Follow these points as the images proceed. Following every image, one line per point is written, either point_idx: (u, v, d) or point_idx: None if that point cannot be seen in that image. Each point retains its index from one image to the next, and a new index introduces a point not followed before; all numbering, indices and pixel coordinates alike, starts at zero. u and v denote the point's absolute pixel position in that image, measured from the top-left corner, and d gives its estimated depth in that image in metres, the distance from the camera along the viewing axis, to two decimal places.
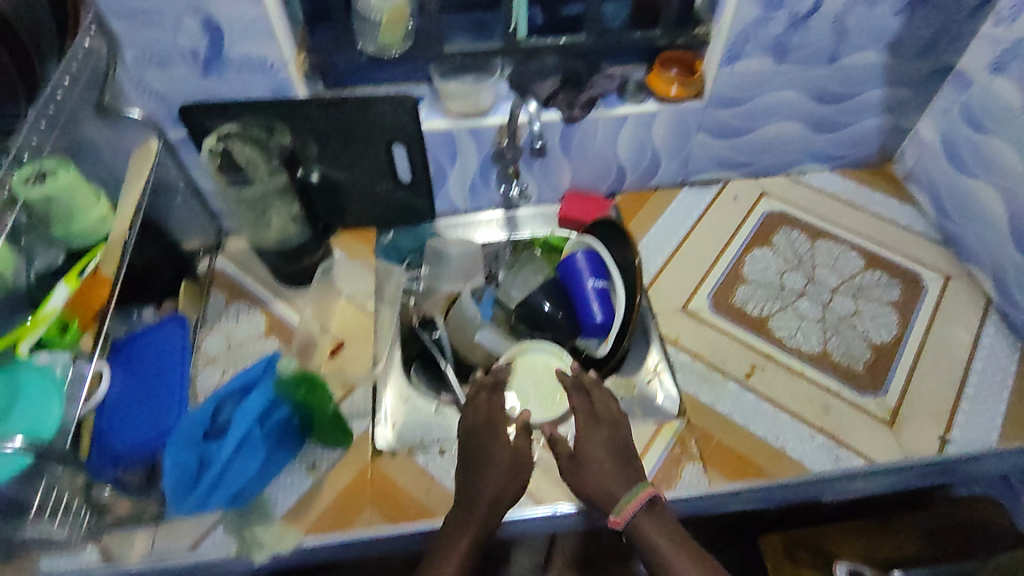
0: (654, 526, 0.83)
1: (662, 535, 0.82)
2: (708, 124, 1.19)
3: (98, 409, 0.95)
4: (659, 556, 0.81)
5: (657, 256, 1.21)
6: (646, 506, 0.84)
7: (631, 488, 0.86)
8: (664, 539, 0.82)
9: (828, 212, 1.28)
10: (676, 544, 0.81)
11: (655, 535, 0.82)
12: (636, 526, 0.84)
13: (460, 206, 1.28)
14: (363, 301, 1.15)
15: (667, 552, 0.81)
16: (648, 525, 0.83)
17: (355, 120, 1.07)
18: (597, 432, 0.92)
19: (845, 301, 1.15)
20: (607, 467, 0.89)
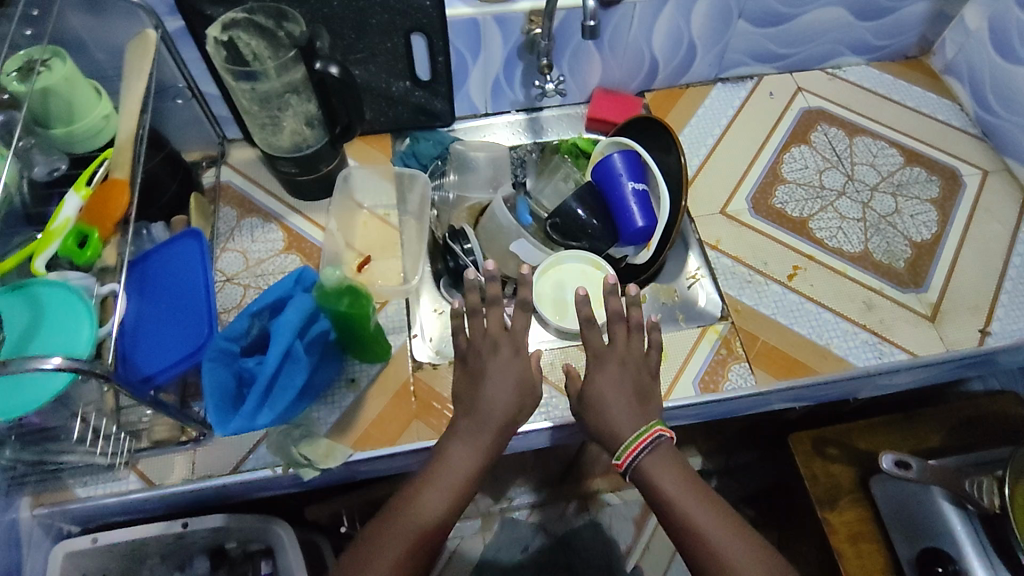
0: (660, 470, 0.80)
1: (668, 477, 0.80)
2: (749, 10, 1.13)
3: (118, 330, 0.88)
4: (664, 500, 0.79)
5: (692, 158, 1.17)
6: (652, 449, 0.81)
7: (636, 428, 0.82)
8: (670, 482, 0.79)
9: (865, 106, 1.23)
10: (682, 487, 0.79)
11: (660, 479, 0.80)
12: (641, 469, 0.81)
13: (480, 108, 1.22)
14: (386, 214, 1.11)
15: (673, 495, 0.78)
16: (653, 468, 0.80)
17: (373, 5, 0.97)
18: (607, 369, 0.87)
19: (886, 199, 1.12)
20: (612, 404, 0.84)
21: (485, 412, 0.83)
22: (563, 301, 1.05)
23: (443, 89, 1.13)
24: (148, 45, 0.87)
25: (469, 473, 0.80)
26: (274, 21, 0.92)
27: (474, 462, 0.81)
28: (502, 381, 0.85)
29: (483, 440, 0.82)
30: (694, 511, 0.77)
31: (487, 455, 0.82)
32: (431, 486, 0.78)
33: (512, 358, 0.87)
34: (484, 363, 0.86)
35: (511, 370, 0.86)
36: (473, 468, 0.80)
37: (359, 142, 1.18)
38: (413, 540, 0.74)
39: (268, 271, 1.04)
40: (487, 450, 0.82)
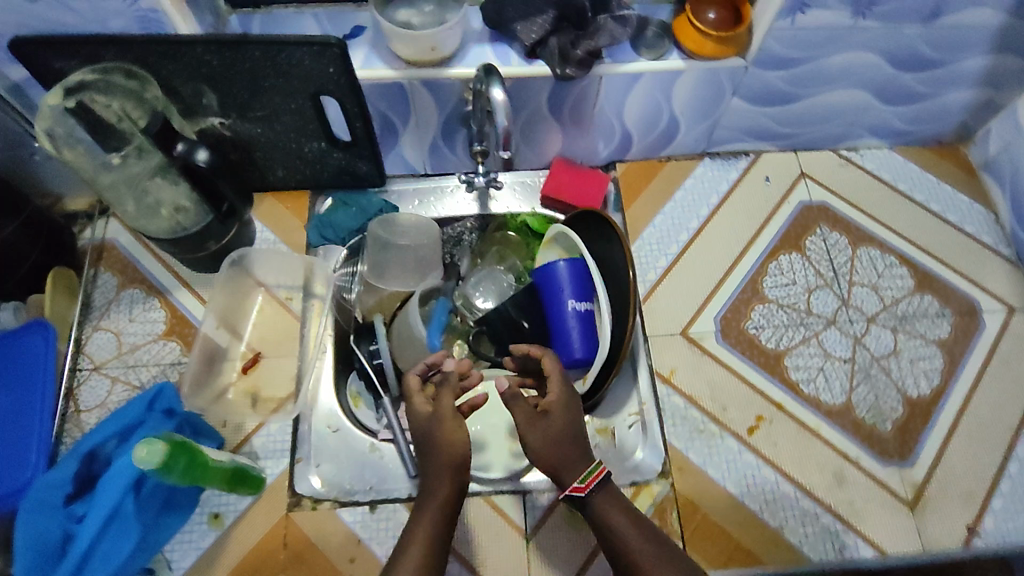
0: (612, 509, 0.71)
1: (621, 516, 0.70)
2: (749, 87, 0.90)
3: None
4: (618, 542, 0.69)
5: (659, 258, 0.99)
6: (603, 486, 0.71)
7: (587, 466, 0.72)
8: (625, 522, 0.70)
9: (879, 204, 1.03)
10: (636, 528, 0.69)
11: (617, 524, 0.70)
12: (595, 508, 0.71)
13: (419, 168, 1.03)
14: (289, 297, 0.95)
15: (629, 538, 0.68)
16: (609, 506, 0.71)
17: (262, 67, 0.77)
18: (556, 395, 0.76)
19: (882, 335, 0.94)
20: (557, 432, 0.74)
21: (432, 469, 0.71)
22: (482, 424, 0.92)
23: (366, 153, 0.94)
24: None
25: (427, 546, 0.66)
26: (138, 81, 0.77)
27: (428, 535, 0.67)
28: (437, 442, 0.72)
29: (428, 511, 0.69)
30: (654, 555, 0.67)
31: (440, 518, 0.69)
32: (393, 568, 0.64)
33: (444, 416, 0.74)
34: (429, 432, 0.73)
35: (456, 432, 0.72)
36: (421, 545, 0.66)
37: (272, 201, 1.01)
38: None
39: (141, 362, 0.90)
40: (436, 514, 0.69)
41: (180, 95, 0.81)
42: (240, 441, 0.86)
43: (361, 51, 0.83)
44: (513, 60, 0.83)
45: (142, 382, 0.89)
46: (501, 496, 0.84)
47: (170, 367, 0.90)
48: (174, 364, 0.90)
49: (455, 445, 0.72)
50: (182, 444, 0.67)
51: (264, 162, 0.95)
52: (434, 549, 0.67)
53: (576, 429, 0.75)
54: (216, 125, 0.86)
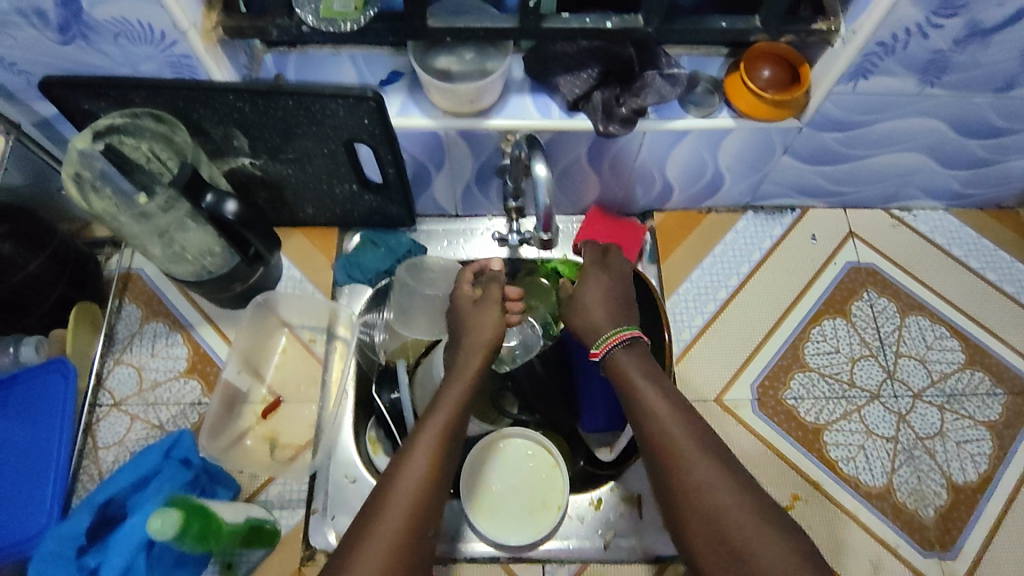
0: (634, 364, 0.69)
1: (631, 360, 0.70)
2: (800, 146, 0.86)
3: None
4: (628, 386, 0.68)
5: (695, 316, 0.94)
6: (619, 347, 0.70)
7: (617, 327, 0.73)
8: (644, 382, 0.67)
9: (930, 270, 0.98)
10: (654, 382, 0.67)
11: (632, 375, 0.68)
12: (613, 364, 0.70)
13: (449, 209, 1.00)
14: (312, 339, 0.93)
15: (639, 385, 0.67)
16: (628, 365, 0.69)
17: (297, 117, 0.75)
18: (592, 275, 0.78)
19: (929, 413, 0.89)
20: (599, 301, 0.75)
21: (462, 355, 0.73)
22: (513, 486, 0.85)
23: (398, 196, 0.91)
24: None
25: (434, 454, 0.64)
26: (168, 125, 0.75)
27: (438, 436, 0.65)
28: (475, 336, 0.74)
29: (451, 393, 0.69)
30: (663, 407, 0.65)
31: (448, 426, 0.66)
32: (394, 482, 0.61)
33: (489, 305, 0.76)
34: (467, 321, 0.76)
35: (494, 319, 0.74)
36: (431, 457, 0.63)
37: (301, 237, 0.99)
38: (401, 517, 0.59)
39: (161, 400, 0.89)
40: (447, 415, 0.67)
41: (211, 136, 0.78)
42: (257, 488, 0.85)
43: (398, 99, 0.80)
44: (554, 113, 0.80)
45: (162, 421, 0.88)
46: (518, 564, 0.83)
47: (189, 407, 0.89)
48: (193, 404, 0.89)
49: (489, 330, 0.74)
50: (192, 507, 0.66)
51: (292, 201, 0.93)
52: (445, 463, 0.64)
53: (620, 296, 0.77)
54: (246, 165, 0.84)
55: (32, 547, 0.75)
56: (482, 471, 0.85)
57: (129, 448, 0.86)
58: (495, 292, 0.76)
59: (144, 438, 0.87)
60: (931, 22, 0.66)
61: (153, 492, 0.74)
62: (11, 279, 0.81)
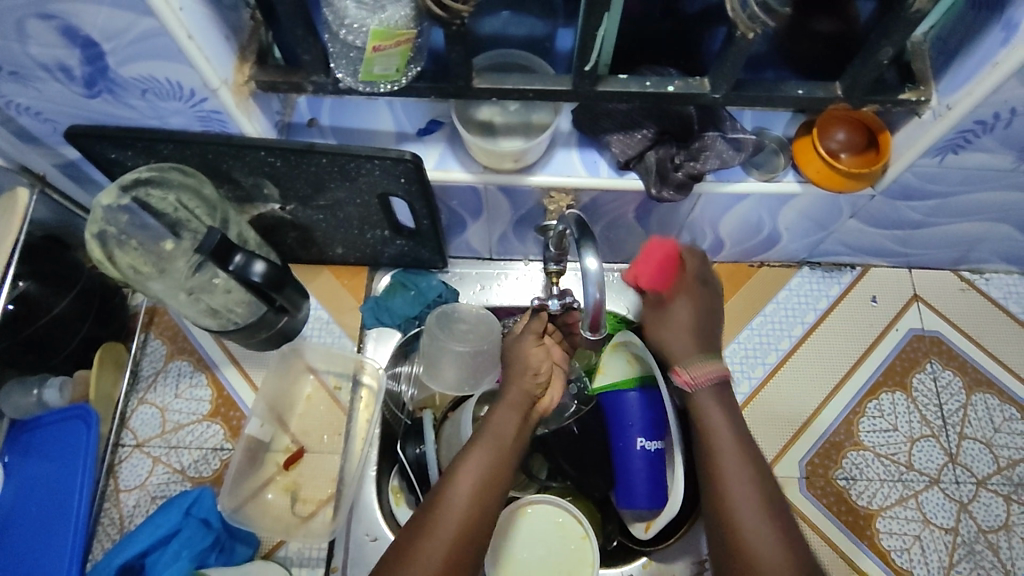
0: (711, 403, 0.66)
1: (719, 416, 0.65)
2: (871, 211, 0.79)
3: None
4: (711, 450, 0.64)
5: (742, 382, 0.88)
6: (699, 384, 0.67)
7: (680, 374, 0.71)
8: (720, 426, 0.65)
9: (1001, 342, 0.90)
10: (728, 427, 0.65)
11: (708, 414, 0.66)
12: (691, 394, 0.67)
13: (484, 253, 0.95)
14: (337, 386, 0.90)
15: (725, 452, 0.63)
16: (707, 404, 0.66)
17: (331, 172, 0.70)
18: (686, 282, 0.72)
19: (993, 503, 0.82)
20: (683, 328, 0.69)
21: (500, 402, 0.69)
22: (539, 557, 0.79)
23: (432, 243, 0.87)
24: (15, 207, 0.69)
25: (468, 509, 0.61)
26: (195, 178, 0.71)
27: (472, 491, 0.62)
28: (517, 370, 0.70)
29: (485, 445, 0.65)
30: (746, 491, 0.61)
31: (482, 482, 0.63)
32: (435, 508, 0.61)
33: (525, 334, 0.72)
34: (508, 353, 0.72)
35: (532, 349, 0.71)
36: (470, 493, 0.62)
37: (329, 276, 0.95)
38: (441, 548, 0.59)
39: (184, 444, 0.87)
40: (481, 465, 0.64)
41: (240, 184, 0.74)
42: (274, 546, 0.82)
43: (436, 150, 0.75)
44: (602, 171, 0.74)
45: (184, 466, 0.86)
46: None
47: (212, 453, 0.86)
48: (216, 450, 0.86)
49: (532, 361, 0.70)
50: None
51: (321, 242, 0.89)
52: (486, 503, 0.62)
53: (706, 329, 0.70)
54: (275, 210, 0.80)
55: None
56: (506, 538, 0.80)
57: (150, 493, 0.84)
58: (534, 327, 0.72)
59: (167, 482, 0.85)
60: None
61: (169, 556, 0.75)
62: (37, 322, 0.78)
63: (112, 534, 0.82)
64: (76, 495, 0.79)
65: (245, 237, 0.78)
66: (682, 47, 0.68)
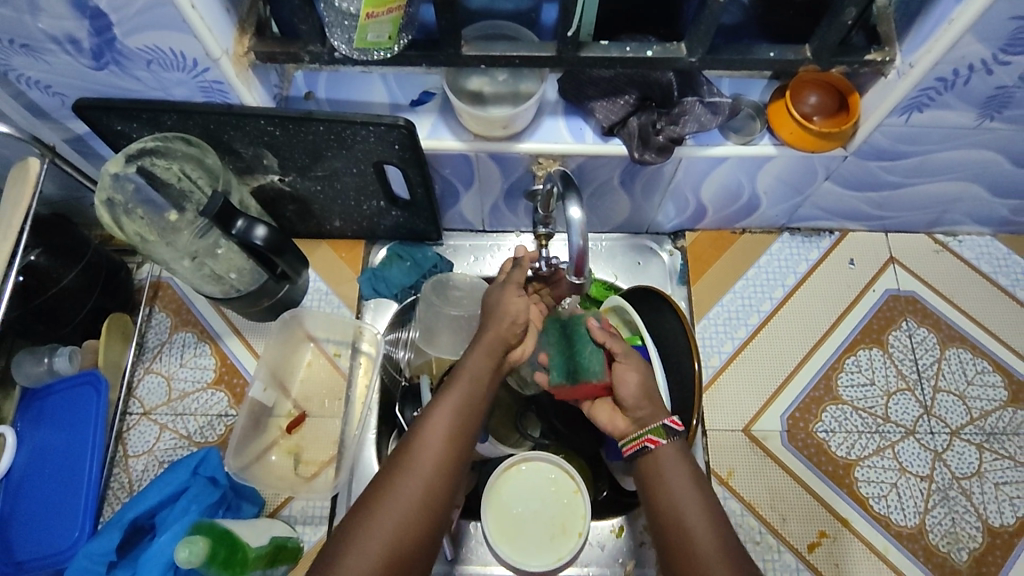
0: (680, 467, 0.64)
1: (689, 487, 0.63)
2: (845, 173, 0.82)
3: (6, 484, 0.83)
4: (684, 537, 0.60)
5: (725, 341, 0.92)
6: (678, 436, 0.66)
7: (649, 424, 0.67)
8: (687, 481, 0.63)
9: (973, 300, 0.94)
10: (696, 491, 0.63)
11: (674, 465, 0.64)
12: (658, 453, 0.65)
13: (477, 225, 0.99)
14: (337, 353, 0.93)
15: (701, 539, 0.59)
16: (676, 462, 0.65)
17: (326, 141, 0.74)
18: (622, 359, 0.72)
19: (967, 451, 0.86)
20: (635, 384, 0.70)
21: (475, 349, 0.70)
22: (533, 513, 0.83)
23: (426, 213, 0.90)
24: (26, 176, 0.72)
25: (442, 453, 0.63)
26: (198, 147, 0.74)
27: (446, 437, 0.64)
28: (495, 318, 0.71)
29: (463, 384, 0.66)
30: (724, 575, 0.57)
31: (456, 426, 0.65)
32: (412, 448, 0.63)
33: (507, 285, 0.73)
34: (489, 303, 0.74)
35: (514, 298, 0.72)
36: (444, 435, 0.64)
37: (328, 250, 0.98)
38: (418, 485, 0.61)
39: (189, 410, 0.90)
40: (461, 403, 0.65)
41: (241, 155, 0.77)
42: (279, 505, 0.85)
43: (428, 120, 0.79)
44: (588, 137, 0.78)
45: (190, 432, 0.89)
46: None
47: (217, 419, 0.89)
48: (221, 416, 0.90)
49: (512, 311, 0.71)
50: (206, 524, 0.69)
51: (318, 214, 0.92)
52: (460, 446, 0.64)
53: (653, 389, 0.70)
54: (275, 181, 0.83)
55: (66, 559, 0.78)
56: (502, 495, 0.83)
57: (158, 457, 0.87)
58: (516, 277, 0.73)
59: (173, 447, 0.88)
60: (995, 57, 0.63)
61: (178, 512, 0.76)
62: (48, 293, 0.82)
63: (121, 497, 0.85)
64: (87, 458, 0.82)
65: (246, 205, 0.81)
66: (662, 15, 0.72)
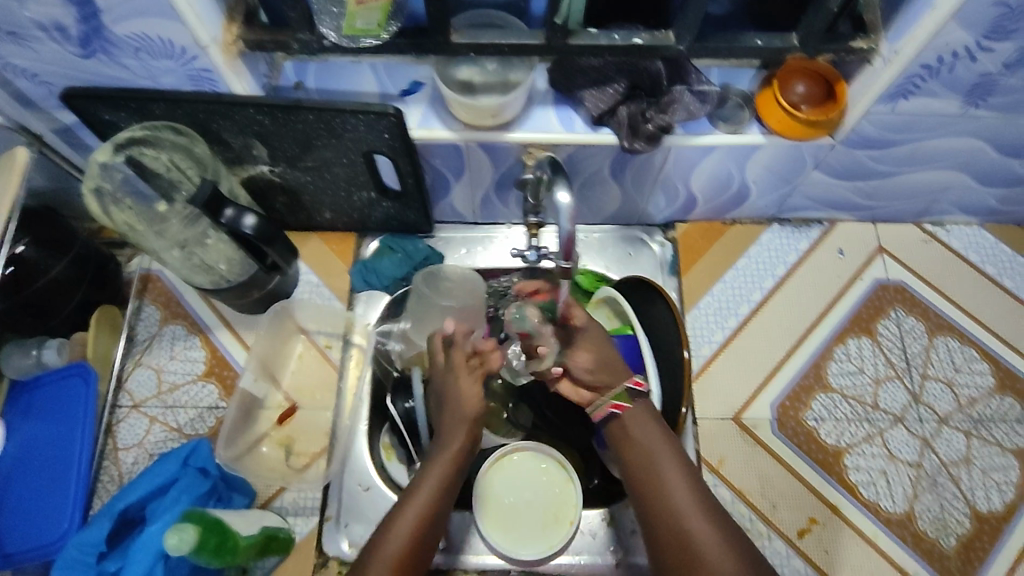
0: (643, 422, 0.69)
1: (657, 439, 0.67)
2: (834, 163, 0.83)
3: None
4: (658, 488, 0.65)
5: (716, 331, 0.92)
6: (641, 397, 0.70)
7: (613, 389, 0.70)
8: (656, 435, 0.68)
9: (961, 289, 0.95)
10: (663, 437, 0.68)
11: (643, 422, 0.69)
12: (629, 416, 0.69)
13: (468, 217, 0.99)
14: (328, 345, 0.93)
15: (675, 487, 0.64)
16: (643, 417, 0.69)
17: (315, 130, 0.74)
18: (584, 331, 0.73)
19: (955, 438, 0.87)
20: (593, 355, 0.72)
21: (446, 438, 0.71)
22: (521, 503, 0.83)
23: (416, 204, 0.90)
24: (14, 164, 0.72)
25: (414, 540, 0.64)
26: (187, 137, 0.75)
27: (418, 523, 0.65)
28: (457, 410, 0.72)
29: (436, 471, 0.69)
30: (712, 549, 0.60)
31: (429, 513, 0.66)
32: (386, 538, 0.64)
33: (455, 369, 0.75)
34: (444, 389, 0.75)
35: (469, 388, 0.73)
36: (417, 523, 0.65)
37: (319, 242, 0.98)
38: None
39: (180, 403, 0.89)
40: (435, 489, 0.67)
41: (230, 145, 0.77)
42: (271, 496, 0.85)
43: (418, 110, 0.79)
44: (577, 127, 0.78)
45: (180, 424, 0.88)
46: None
47: (207, 411, 0.89)
48: (211, 408, 0.89)
49: (471, 401, 0.73)
50: (200, 513, 0.68)
51: (308, 206, 0.92)
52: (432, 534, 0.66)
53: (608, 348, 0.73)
54: (265, 172, 0.83)
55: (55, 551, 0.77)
56: (491, 485, 0.83)
57: (148, 450, 0.87)
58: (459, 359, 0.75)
59: (164, 440, 0.88)
60: (978, 44, 0.64)
61: (169, 502, 0.75)
62: (35, 285, 0.81)
63: (111, 490, 0.85)
64: (77, 450, 0.82)
65: (236, 194, 0.80)
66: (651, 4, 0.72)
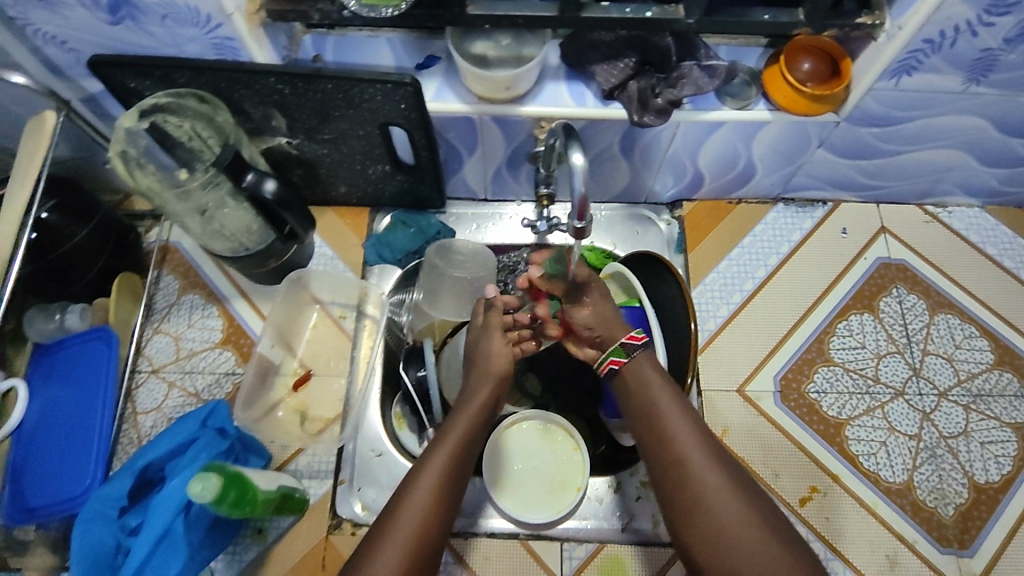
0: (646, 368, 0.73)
1: (656, 382, 0.72)
2: (838, 140, 0.85)
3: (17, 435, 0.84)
4: (657, 423, 0.69)
5: (721, 306, 0.94)
6: (640, 350, 0.74)
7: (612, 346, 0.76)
8: (655, 378, 0.72)
9: (962, 269, 0.97)
10: (663, 379, 0.72)
11: (643, 369, 0.73)
12: (631, 363, 0.74)
13: (480, 193, 1.01)
14: (342, 315, 0.95)
15: (671, 420, 0.68)
16: (645, 364, 0.73)
17: (334, 99, 0.76)
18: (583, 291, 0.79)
19: (954, 412, 0.89)
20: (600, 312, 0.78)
21: (476, 389, 0.76)
22: (530, 470, 0.85)
23: (429, 179, 0.92)
24: (42, 128, 0.74)
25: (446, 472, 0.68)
26: (209, 105, 0.76)
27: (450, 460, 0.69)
28: (486, 365, 0.78)
29: (466, 414, 0.73)
30: (716, 486, 0.63)
31: (460, 450, 0.70)
32: (421, 471, 0.67)
33: (491, 329, 0.80)
34: (477, 349, 0.80)
35: (500, 348, 0.79)
36: (448, 458, 0.69)
37: (333, 216, 1.01)
38: (428, 502, 0.65)
39: (197, 368, 0.92)
40: (465, 431, 0.72)
41: (251, 115, 0.80)
42: (286, 459, 0.88)
43: (433, 83, 0.81)
44: (588, 101, 0.80)
45: (198, 389, 0.91)
46: (538, 542, 0.84)
47: (224, 377, 0.92)
48: (228, 374, 0.92)
49: (500, 359, 0.78)
50: (220, 466, 0.70)
51: (324, 180, 0.94)
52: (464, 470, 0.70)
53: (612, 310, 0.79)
54: (283, 144, 0.85)
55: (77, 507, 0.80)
56: (501, 453, 0.86)
57: (166, 414, 0.89)
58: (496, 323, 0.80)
59: (182, 404, 0.90)
60: (979, 18, 0.66)
61: (188, 462, 0.78)
62: (60, 250, 0.84)
63: (130, 451, 0.87)
64: (98, 412, 0.84)
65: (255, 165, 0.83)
66: None
